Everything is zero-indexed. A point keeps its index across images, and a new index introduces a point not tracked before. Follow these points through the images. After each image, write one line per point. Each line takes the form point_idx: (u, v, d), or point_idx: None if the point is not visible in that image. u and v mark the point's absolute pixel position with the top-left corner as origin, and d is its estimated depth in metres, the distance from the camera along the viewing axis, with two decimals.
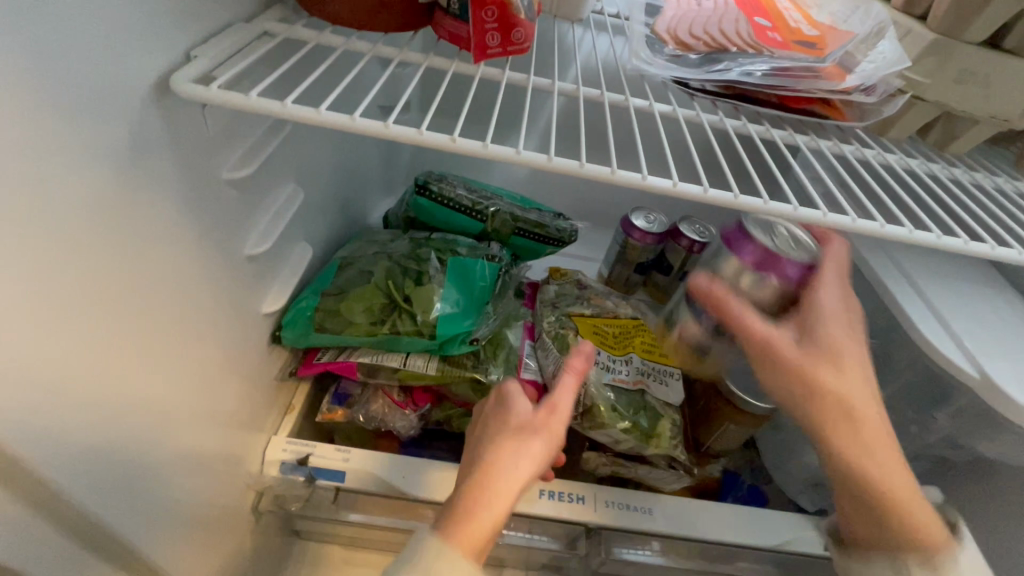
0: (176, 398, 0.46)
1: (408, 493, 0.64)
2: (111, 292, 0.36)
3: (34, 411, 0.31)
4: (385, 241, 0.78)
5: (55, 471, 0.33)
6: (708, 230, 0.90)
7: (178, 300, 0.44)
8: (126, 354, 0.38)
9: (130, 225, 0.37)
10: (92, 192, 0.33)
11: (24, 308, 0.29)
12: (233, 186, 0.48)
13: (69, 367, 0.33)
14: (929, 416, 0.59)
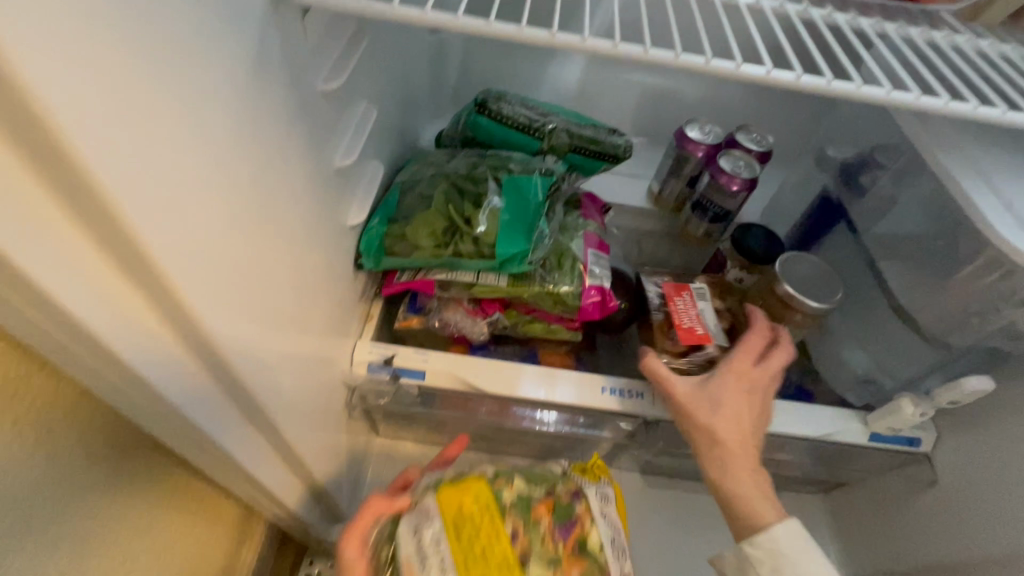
0: (291, 299, 0.51)
1: (483, 388, 0.73)
2: (252, 196, 0.40)
3: (221, 293, 0.37)
4: (442, 162, 0.75)
5: (233, 347, 0.39)
6: (765, 139, 0.91)
7: (291, 207, 0.48)
8: (262, 256, 0.43)
9: (263, 132, 0.40)
10: (240, 97, 0.36)
11: (206, 201, 0.33)
12: (327, 98, 0.50)
13: (237, 259, 0.39)
14: (992, 307, 0.60)
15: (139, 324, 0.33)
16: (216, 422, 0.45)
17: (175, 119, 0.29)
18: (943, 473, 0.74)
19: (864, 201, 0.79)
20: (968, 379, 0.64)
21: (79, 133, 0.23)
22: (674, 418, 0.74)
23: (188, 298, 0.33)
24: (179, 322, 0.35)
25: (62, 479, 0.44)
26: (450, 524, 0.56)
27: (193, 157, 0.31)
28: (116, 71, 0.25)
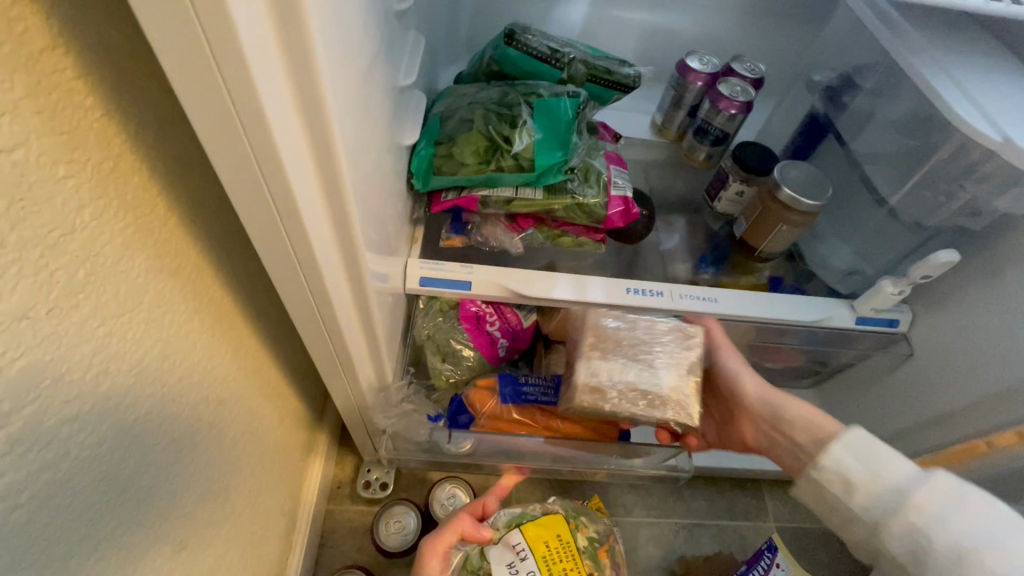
0: (374, 204, 0.59)
1: (524, 294, 0.82)
2: (365, 99, 0.46)
3: (355, 181, 0.45)
4: (474, 92, 0.82)
5: (360, 231, 0.48)
6: (758, 67, 0.99)
7: (378, 119, 0.55)
8: (364, 155, 0.50)
9: (373, 48, 0.48)
10: (366, 14, 0.43)
11: (349, 93, 0.40)
12: (395, 20, 0.57)
13: (359, 156, 0.46)
14: (957, 188, 0.72)
15: (310, 196, 0.41)
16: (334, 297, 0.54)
17: (341, 14, 0.36)
18: (919, 345, 0.88)
19: (846, 113, 0.89)
20: (939, 255, 0.75)
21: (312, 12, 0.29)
22: (690, 312, 0.85)
23: (345, 175, 0.40)
24: (330, 197, 0.42)
25: (212, 349, 0.52)
26: (543, 558, 0.67)
27: (346, 50, 0.38)
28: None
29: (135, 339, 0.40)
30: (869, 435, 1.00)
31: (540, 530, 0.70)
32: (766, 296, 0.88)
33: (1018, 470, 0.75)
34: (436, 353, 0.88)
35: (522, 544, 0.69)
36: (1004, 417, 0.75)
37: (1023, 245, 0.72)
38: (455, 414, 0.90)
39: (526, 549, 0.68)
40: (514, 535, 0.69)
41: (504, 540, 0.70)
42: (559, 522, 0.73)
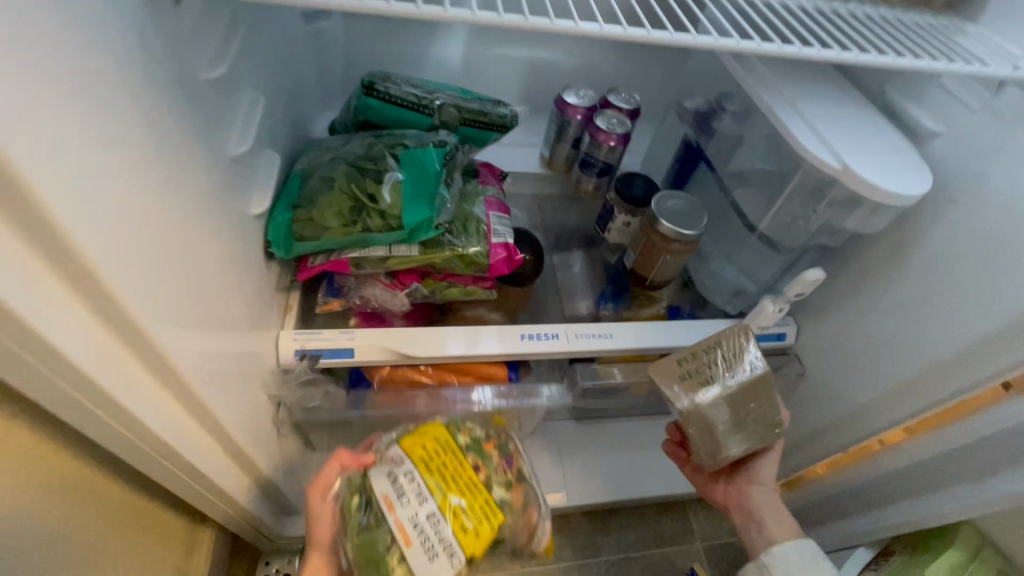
0: (199, 278, 0.51)
1: (413, 355, 0.77)
2: (132, 150, 0.38)
3: (138, 274, 0.39)
4: (338, 147, 0.77)
5: (155, 326, 0.42)
6: (633, 98, 1.01)
7: (185, 179, 0.47)
8: (150, 215, 0.41)
9: (160, 121, 0.43)
10: (132, 87, 0.39)
11: (74, 132, 0.32)
12: (210, 86, 0.51)
13: (148, 244, 0.41)
14: (812, 209, 0.75)
15: (21, 267, 0.31)
16: (146, 406, 0.46)
17: (25, 38, 0.28)
18: (807, 356, 0.92)
19: (714, 140, 0.92)
20: (807, 274, 0.79)
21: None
22: (588, 352, 0.84)
23: (71, 237, 0.32)
24: (64, 266, 0.33)
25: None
26: (418, 460, 0.59)
27: (49, 84, 0.30)
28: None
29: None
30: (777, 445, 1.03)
31: (415, 437, 0.61)
32: (663, 326, 0.88)
33: (906, 468, 0.78)
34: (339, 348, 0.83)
35: (398, 454, 0.60)
36: (890, 415, 0.79)
37: (884, 256, 0.77)
38: (353, 382, 0.85)
39: (408, 458, 0.59)
40: (392, 447, 0.61)
41: (385, 458, 0.61)
42: (440, 427, 0.63)
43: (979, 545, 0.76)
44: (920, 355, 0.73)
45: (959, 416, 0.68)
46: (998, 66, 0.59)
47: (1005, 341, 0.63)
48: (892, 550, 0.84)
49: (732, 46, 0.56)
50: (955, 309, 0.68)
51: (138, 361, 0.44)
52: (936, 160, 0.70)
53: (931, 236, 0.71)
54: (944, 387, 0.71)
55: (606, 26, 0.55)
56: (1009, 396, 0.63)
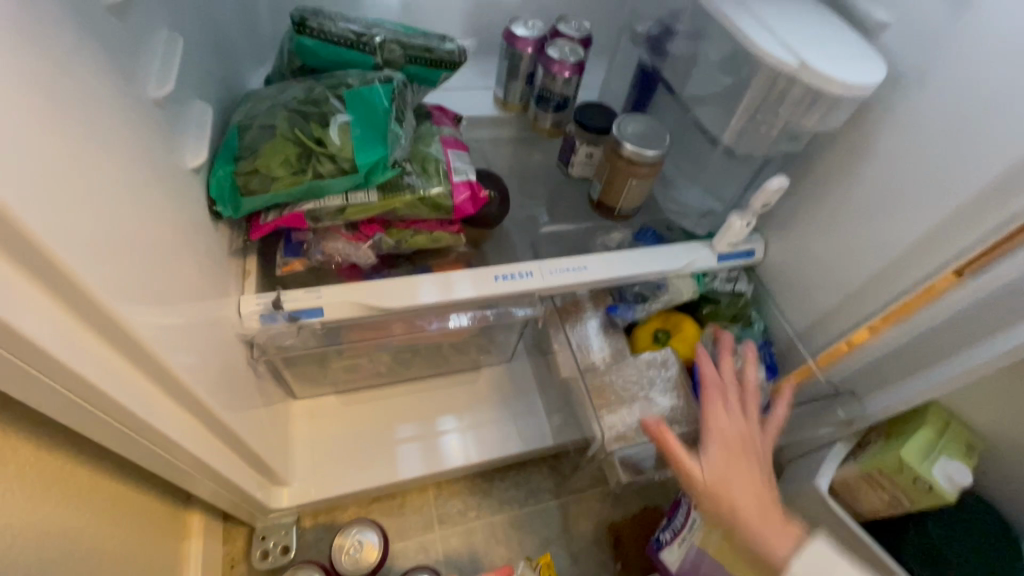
0: (127, 224, 0.46)
1: (384, 305, 0.74)
2: (14, 59, 0.34)
3: (49, 212, 0.36)
4: (277, 94, 0.72)
5: (81, 270, 0.38)
6: (583, 26, 0.97)
7: (89, 108, 0.42)
8: (49, 143, 0.37)
9: (52, 45, 0.38)
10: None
11: None
12: (112, 14, 0.46)
13: (57, 179, 0.37)
14: (770, 117, 0.75)
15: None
16: (85, 360, 0.43)
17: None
18: (776, 268, 0.94)
19: (669, 60, 0.90)
20: (771, 183, 0.79)
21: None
22: (564, 286, 0.83)
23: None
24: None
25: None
26: None
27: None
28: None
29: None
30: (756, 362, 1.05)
31: None
32: (636, 253, 0.87)
33: (886, 358, 0.81)
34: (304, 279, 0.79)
35: None
36: (854, 316, 0.82)
37: (842, 157, 0.78)
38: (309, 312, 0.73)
39: None
40: None
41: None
42: None
43: (948, 421, 0.80)
44: (880, 251, 0.75)
45: (920, 306, 0.72)
46: None
47: (957, 225, 0.65)
48: (868, 442, 0.89)
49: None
50: (908, 201, 0.70)
51: (67, 309, 0.40)
52: (890, 50, 0.70)
53: (887, 128, 0.71)
54: (905, 277, 0.73)
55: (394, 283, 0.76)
56: (961, 282, 0.67)
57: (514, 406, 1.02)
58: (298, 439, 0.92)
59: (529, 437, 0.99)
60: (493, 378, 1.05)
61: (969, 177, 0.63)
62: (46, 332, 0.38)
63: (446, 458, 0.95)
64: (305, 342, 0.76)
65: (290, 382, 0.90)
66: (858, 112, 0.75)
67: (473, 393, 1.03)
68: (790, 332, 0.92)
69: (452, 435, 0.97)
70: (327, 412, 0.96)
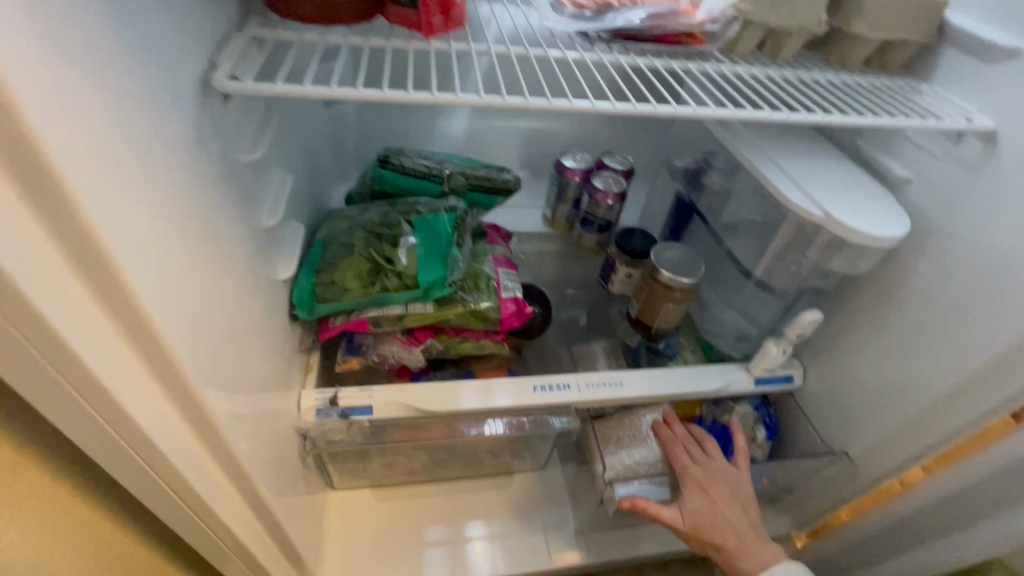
0: (231, 335, 0.55)
1: (427, 409, 0.79)
2: (178, 217, 0.43)
3: (184, 337, 0.43)
4: (357, 215, 0.84)
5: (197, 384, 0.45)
6: (627, 159, 1.09)
7: (220, 239, 0.52)
8: (191, 278, 0.45)
9: (206, 201, 0.48)
10: (184, 172, 0.44)
11: (141, 213, 0.37)
12: (248, 167, 0.58)
13: (192, 309, 0.45)
14: (801, 255, 0.80)
15: (75, 311, 0.35)
16: (176, 454, 0.49)
17: (100, 101, 0.33)
18: (816, 396, 0.93)
19: (706, 194, 0.98)
20: (805, 315, 0.82)
21: (13, 78, 0.25)
22: (599, 401, 0.85)
23: (121, 269, 0.35)
24: (115, 303, 0.37)
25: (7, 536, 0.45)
26: None
27: (116, 162, 0.34)
28: (42, 44, 0.28)
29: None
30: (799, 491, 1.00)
31: None
32: (673, 373, 0.90)
33: (940, 505, 0.77)
34: (358, 377, 0.85)
35: None
36: (899, 455, 0.80)
37: (877, 295, 0.81)
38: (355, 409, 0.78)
39: None
40: None
41: None
42: None
43: None
44: (923, 392, 0.75)
45: (975, 450, 0.70)
46: (953, 119, 0.64)
47: (999, 376, 0.65)
48: None
49: (717, 114, 0.61)
50: (947, 345, 0.71)
51: (173, 408, 0.47)
52: (916, 203, 0.75)
53: (919, 274, 0.74)
54: (950, 421, 0.72)
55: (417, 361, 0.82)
56: (1020, 426, 0.65)
57: (544, 516, 1.01)
58: (330, 532, 0.94)
59: (558, 553, 0.97)
60: (525, 485, 1.05)
61: (1005, 331, 0.64)
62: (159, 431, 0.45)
63: (471, 567, 0.93)
64: (353, 435, 0.81)
65: (330, 473, 0.94)
66: (889, 255, 0.79)
67: (504, 499, 1.03)
68: (835, 467, 0.90)
69: (480, 542, 0.96)
70: (361, 505, 0.98)
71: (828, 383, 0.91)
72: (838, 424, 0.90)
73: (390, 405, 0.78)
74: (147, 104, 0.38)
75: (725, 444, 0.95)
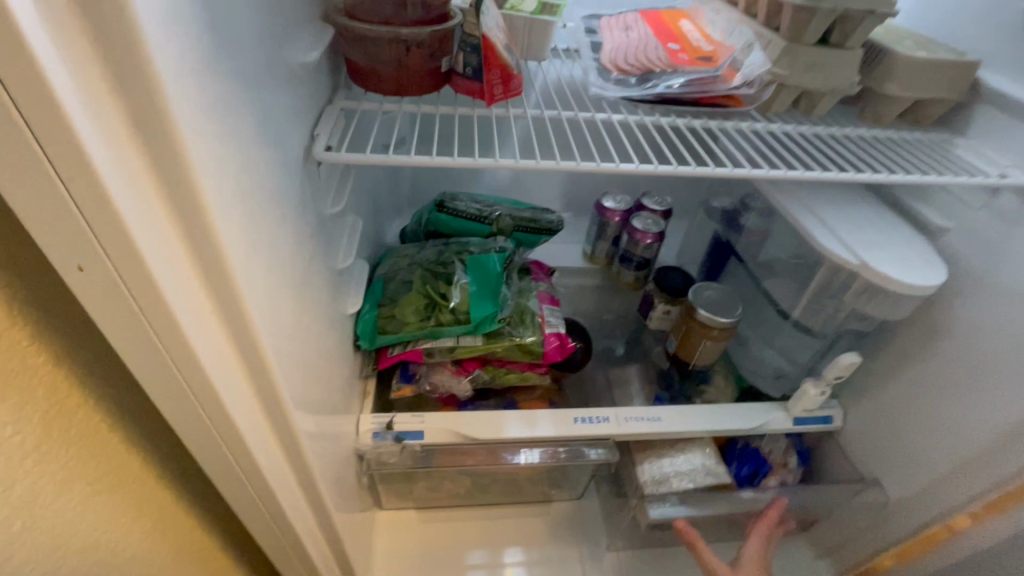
0: (314, 370, 0.62)
1: (473, 436, 0.84)
2: (291, 272, 0.50)
3: (290, 376, 0.50)
4: (414, 253, 0.91)
5: (297, 417, 0.52)
6: (665, 200, 1.14)
7: (311, 286, 0.59)
8: (296, 324, 0.53)
9: (306, 255, 0.56)
10: (295, 234, 0.52)
11: (272, 275, 0.44)
12: (331, 218, 0.66)
13: (295, 352, 0.52)
14: (839, 299, 0.82)
15: (224, 360, 0.41)
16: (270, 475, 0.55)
17: (255, 188, 0.40)
18: (856, 438, 0.94)
19: (743, 236, 1.02)
20: (844, 357, 0.84)
21: (211, 195, 0.32)
22: (637, 434, 0.89)
23: (260, 335, 0.41)
24: (248, 359, 0.42)
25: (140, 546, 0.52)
26: None
27: (260, 235, 0.41)
28: (219, 155, 0.34)
29: (33, 551, 0.40)
30: (838, 533, 1.00)
31: None
32: (710, 409, 0.92)
33: (988, 556, 0.77)
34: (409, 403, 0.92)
35: None
36: (944, 502, 0.80)
37: (917, 340, 0.82)
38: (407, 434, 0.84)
39: None
40: None
41: None
42: None
43: None
44: (968, 439, 0.75)
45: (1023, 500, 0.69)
46: (988, 175, 0.67)
47: None
48: None
49: (754, 171, 0.66)
50: (992, 393, 0.71)
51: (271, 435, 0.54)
52: (954, 250, 0.76)
53: (959, 321, 0.75)
54: (997, 470, 0.71)
55: (463, 390, 0.88)
56: None
57: (581, 546, 1.04)
58: (377, 550, 0.99)
59: None
60: (563, 514, 1.08)
61: None
62: (265, 454, 0.52)
63: None
64: (405, 458, 0.87)
65: (379, 494, 0.99)
66: (929, 301, 0.80)
67: (542, 527, 1.06)
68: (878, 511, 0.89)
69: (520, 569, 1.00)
70: (407, 526, 1.03)
71: (868, 427, 0.91)
72: (880, 469, 0.89)
73: (439, 433, 0.84)
74: (276, 182, 0.46)
75: (756, 467, 0.97)
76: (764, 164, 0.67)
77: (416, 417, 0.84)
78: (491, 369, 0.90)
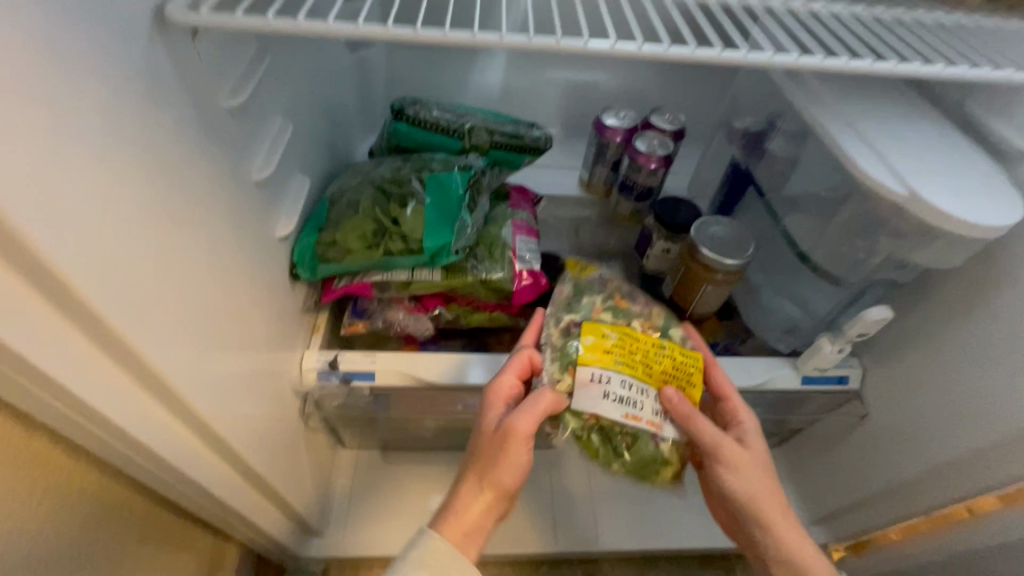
0: (213, 300, 0.51)
1: (429, 380, 0.75)
2: (129, 172, 0.38)
3: (137, 309, 0.39)
4: (369, 170, 0.79)
5: (157, 359, 0.42)
6: (677, 118, 0.96)
7: (196, 197, 0.48)
8: (152, 241, 0.41)
9: (170, 156, 0.43)
10: (137, 123, 0.39)
11: (66, 169, 0.32)
12: (232, 114, 0.53)
13: (152, 278, 0.41)
14: (873, 239, 0.67)
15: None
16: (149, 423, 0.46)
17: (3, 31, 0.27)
18: (873, 402, 0.81)
19: (765, 162, 0.85)
20: (870, 312, 0.70)
21: None
22: None
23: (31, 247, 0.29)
24: (47, 287, 0.32)
25: (26, 513, 0.46)
26: None
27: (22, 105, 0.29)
28: None
29: None
30: (841, 501, 0.89)
31: None
32: None
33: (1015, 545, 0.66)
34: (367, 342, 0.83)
35: None
36: (971, 483, 0.68)
37: (966, 293, 0.67)
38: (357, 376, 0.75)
39: None
40: None
41: None
42: None
43: None
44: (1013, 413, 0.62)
45: None
46: None
47: None
48: None
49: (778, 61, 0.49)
50: None
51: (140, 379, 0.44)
52: None
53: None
54: None
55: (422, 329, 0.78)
56: None
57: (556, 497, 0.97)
58: (339, 490, 0.94)
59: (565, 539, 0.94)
60: (539, 462, 1.01)
61: None
62: (126, 401, 0.42)
63: None
64: (357, 400, 0.79)
65: (340, 435, 0.93)
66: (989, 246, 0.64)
67: None
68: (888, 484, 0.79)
69: None
70: (372, 467, 0.97)
71: (889, 391, 0.78)
72: (897, 439, 0.78)
73: (391, 375, 0.75)
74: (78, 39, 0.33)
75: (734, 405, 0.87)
76: (793, 51, 0.50)
77: (366, 357, 0.75)
78: (455, 308, 0.79)
